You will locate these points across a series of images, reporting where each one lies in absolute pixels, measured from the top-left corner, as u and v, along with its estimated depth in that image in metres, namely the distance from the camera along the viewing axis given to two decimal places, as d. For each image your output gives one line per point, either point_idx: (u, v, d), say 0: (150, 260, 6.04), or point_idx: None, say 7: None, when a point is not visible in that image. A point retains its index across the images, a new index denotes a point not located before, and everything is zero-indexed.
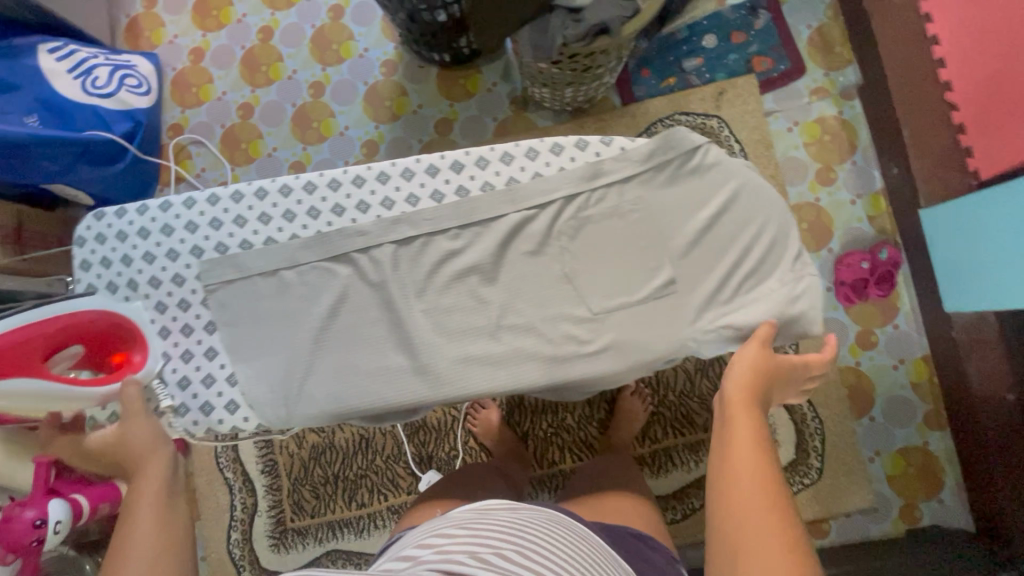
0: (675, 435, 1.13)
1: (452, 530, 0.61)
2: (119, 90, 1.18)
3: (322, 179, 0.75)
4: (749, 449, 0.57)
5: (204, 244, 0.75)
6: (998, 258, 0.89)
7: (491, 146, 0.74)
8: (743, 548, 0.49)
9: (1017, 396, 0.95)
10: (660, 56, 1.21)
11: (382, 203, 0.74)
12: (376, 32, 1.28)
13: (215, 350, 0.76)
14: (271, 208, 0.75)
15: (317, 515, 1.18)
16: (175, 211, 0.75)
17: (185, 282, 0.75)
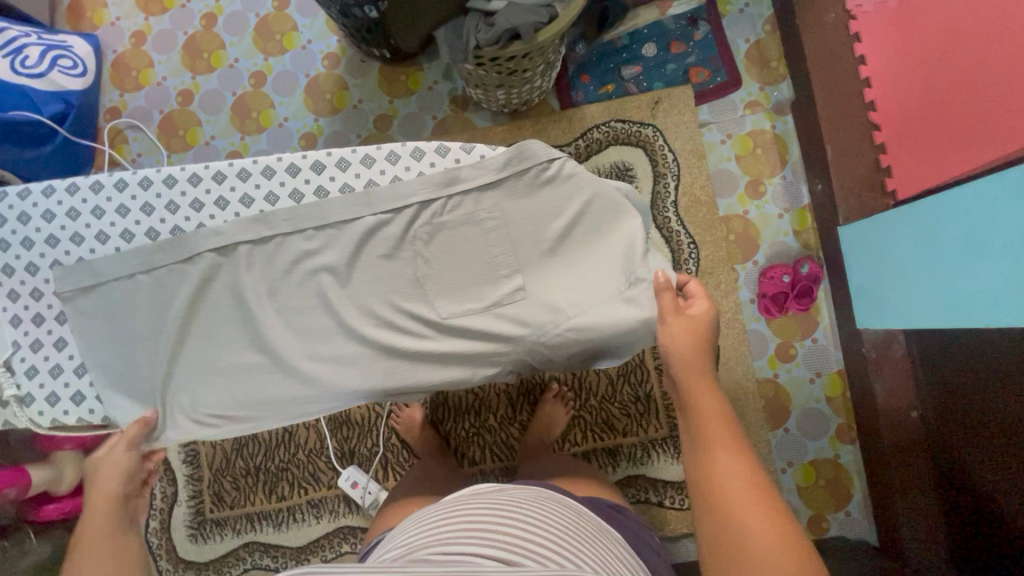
0: (594, 440, 1.14)
1: (441, 514, 0.63)
2: (50, 70, 1.17)
3: (203, 172, 0.77)
4: (718, 422, 0.59)
5: (60, 233, 0.77)
6: (905, 278, 0.91)
7: (353, 149, 0.77)
8: (726, 512, 0.50)
9: (919, 413, 0.99)
10: (600, 62, 1.22)
11: (241, 200, 0.77)
12: (320, 24, 1.27)
13: (65, 340, 0.77)
14: (130, 201, 0.77)
15: (236, 507, 1.18)
16: (33, 199, 0.77)
17: (39, 271, 0.77)
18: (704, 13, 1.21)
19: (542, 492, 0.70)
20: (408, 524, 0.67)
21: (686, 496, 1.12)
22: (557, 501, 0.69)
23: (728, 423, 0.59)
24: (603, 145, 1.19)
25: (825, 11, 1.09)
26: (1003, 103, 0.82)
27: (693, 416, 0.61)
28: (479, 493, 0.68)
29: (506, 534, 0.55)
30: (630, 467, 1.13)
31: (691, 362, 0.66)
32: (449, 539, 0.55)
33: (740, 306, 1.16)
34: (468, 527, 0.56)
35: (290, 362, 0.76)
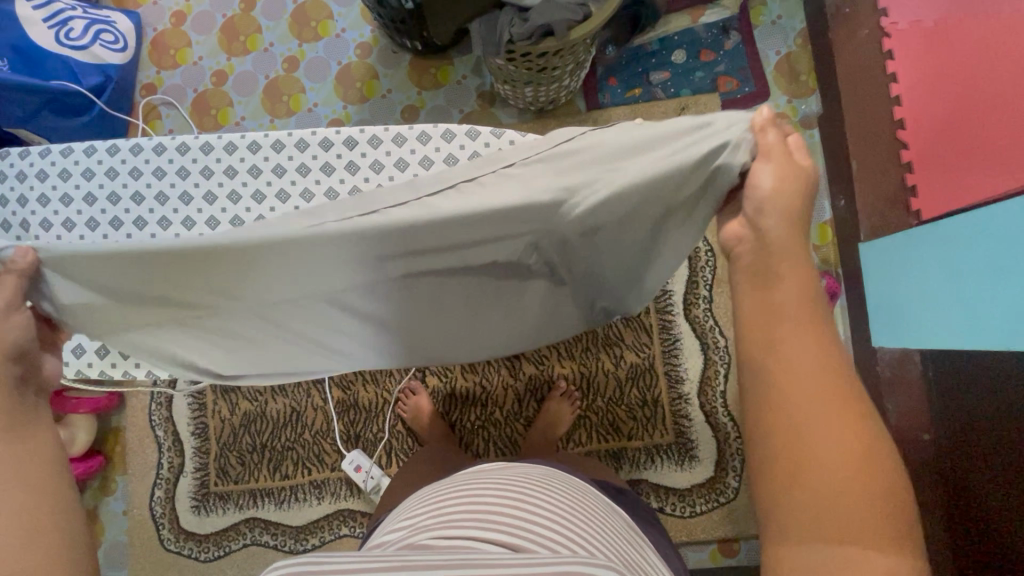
0: (599, 441, 1.14)
1: (445, 492, 0.64)
2: (92, 44, 1.20)
3: (241, 141, 0.79)
4: (806, 338, 0.46)
5: (98, 192, 0.79)
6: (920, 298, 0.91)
7: (385, 127, 0.79)
8: (801, 471, 0.44)
9: (932, 436, 0.98)
10: (628, 66, 1.23)
11: (274, 170, 0.79)
12: (355, 13, 1.30)
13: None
14: (167, 163, 0.79)
15: (240, 482, 1.19)
16: (75, 157, 0.79)
17: (75, 227, 0.79)
18: (736, 23, 1.21)
19: (545, 470, 0.71)
20: (411, 502, 0.68)
21: (688, 504, 1.12)
22: (557, 477, 0.69)
23: (817, 344, 0.46)
24: None
25: (859, 27, 1.09)
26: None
27: (770, 332, 0.47)
28: (480, 472, 0.69)
29: (507, 515, 0.55)
30: (633, 470, 1.13)
31: (782, 248, 0.48)
32: (452, 518, 0.55)
33: None
34: (472, 508, 0.56)
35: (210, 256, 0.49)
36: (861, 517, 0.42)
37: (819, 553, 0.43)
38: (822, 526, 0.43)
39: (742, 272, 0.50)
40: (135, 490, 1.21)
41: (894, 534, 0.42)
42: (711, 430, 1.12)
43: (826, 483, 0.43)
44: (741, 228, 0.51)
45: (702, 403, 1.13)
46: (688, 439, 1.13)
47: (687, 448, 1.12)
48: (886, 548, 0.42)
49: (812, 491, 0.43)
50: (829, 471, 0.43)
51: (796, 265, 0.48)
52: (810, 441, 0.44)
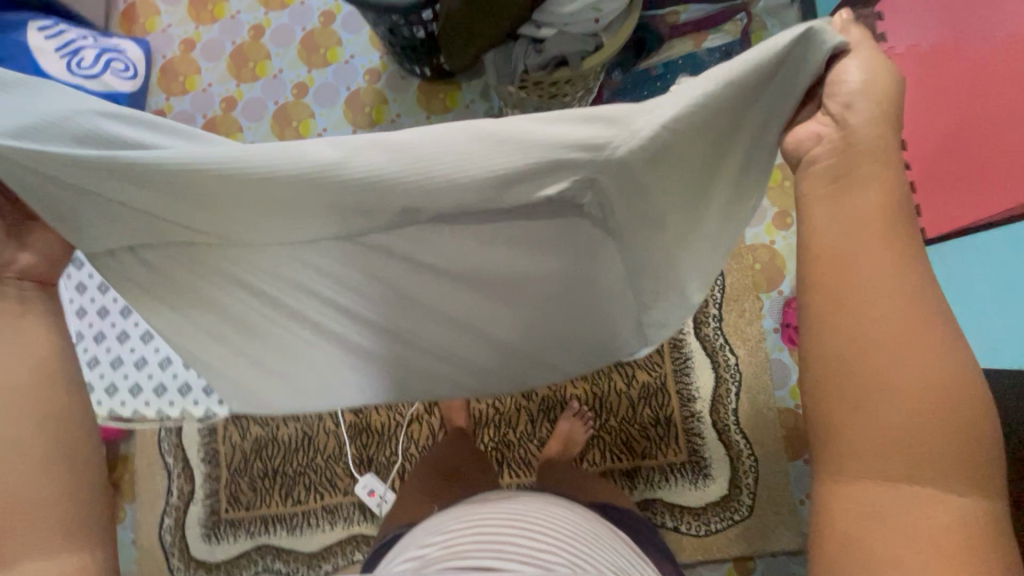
0: (613, 460, 1.14)
1: (456, 524, 0.64)
2: (103, 72, 1.21)
3: None
4: (880, 262, 0.43)
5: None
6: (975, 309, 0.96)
7: None
8: (866, 397, 0.43)
9: None
10: (634, 90, 1.25)
11: None
12: (364, 40, 1.32)
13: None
14: None
15: (251, 508, 1.18)
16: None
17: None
18: (737, 47, 1.24)
19: (545, 496, 0.74)
20: (421, 533, 0.68)
21: (702, 523, 1.12)
22: (563, 507, 0.71)
23: (897, 266, 0.44)
24: None
25: None
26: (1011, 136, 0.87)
27: (847, 255, 0.44)
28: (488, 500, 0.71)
29: (517, 540, 0.58)
30: (647, 489, 1.13)
31: (865, 154, 0.44)
32: (460, 552, 0.57)
33: (764, 335, 1.17)
34: (482, 542, 0.58)
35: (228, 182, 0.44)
36: (916, 449, 0.43)
37: (872, 477, 0.44)
38: (879, 455, 0.43)
39: (816, 183, 0.46)
40: (144, 518, 1.20)
41: (962, 469, 0.43)
42: (724, 447, 1.13)
43: (899, 419, 0.43)
44: (823, 127, 0.46)
45: (714, 420, 1.14)
46: (701, 457, 1.13)
47: (701, 466, 1.13)
48: (954, 486, 0.43)
49: (884, 427, 0.43)
50: (902, 405, 0.42)
51: (879, 174, 0.44)
52: (887, 376, 0.43)
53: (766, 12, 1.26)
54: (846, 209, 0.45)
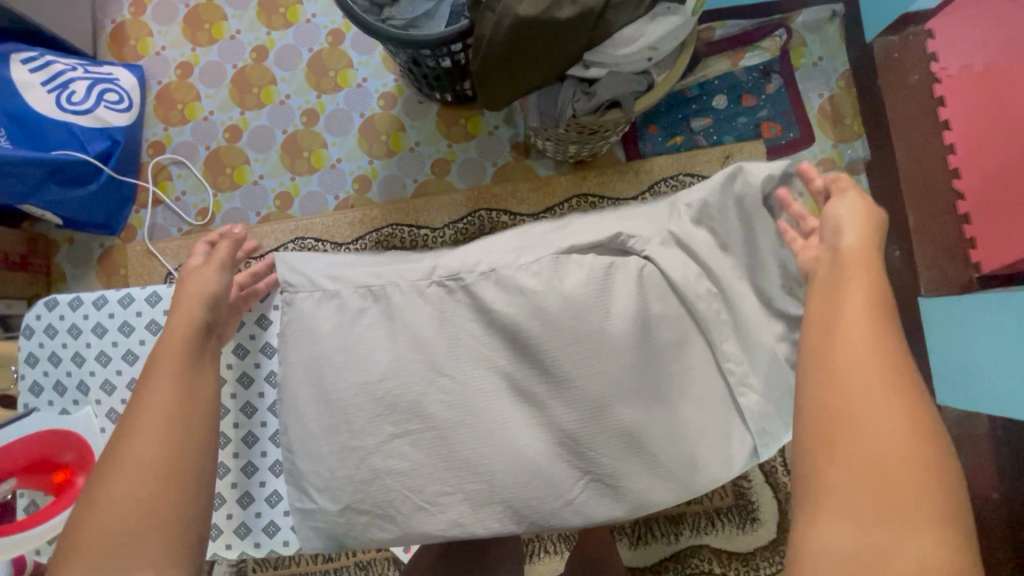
0: (657, 507, 1.10)
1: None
2: (97, 106, 1.12)
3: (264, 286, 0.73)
4: (862, 326, 0.46)
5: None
6: (1008, 369, 0.89)
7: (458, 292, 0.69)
8: (850, 438, 0.41)
9: (1002, 494, 0.97)
10: (668, 113, 1.18)
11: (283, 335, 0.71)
12: (377, 61, 1.23)
13: (225, 464, 0.72)
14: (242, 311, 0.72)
15: (279, 567, 1.13)
16: (136, 307, 0.71)
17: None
18: (776, 65, 1.17)
19: None
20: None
21: (751, 568, 1.08)
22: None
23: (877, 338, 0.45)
24: None
25: (908, 72, 1.06)
26: None
27: (831, 328, 0.47)
28: None
29: None
30: (693, 535, 1.09)
31: (852, 260, 0.51)
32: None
33: None
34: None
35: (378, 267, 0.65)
36: (916, 509, 0.38)
37: (872, 536, 0.38)
38: (871, 508, 0.39)
39: (822, 284, 0.51)
40: None
41: (959, 526, 0.38)
42: (772, 490, 1.09)
43: (876, 459, 0.40)
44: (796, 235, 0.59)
45: (761, 462, 1.10)
46: (748, 501, 1.09)
47: (748, 510, 1.09)
48: (956, 556, 0.37)
49: (857, 466, 0.40)
50: (876, 446, 0.40)
51: (863, 273, 0.49)
52: (861, 413, 0.42)
53: (804, 26, 1.18)
54: (837, 293, 0.49)
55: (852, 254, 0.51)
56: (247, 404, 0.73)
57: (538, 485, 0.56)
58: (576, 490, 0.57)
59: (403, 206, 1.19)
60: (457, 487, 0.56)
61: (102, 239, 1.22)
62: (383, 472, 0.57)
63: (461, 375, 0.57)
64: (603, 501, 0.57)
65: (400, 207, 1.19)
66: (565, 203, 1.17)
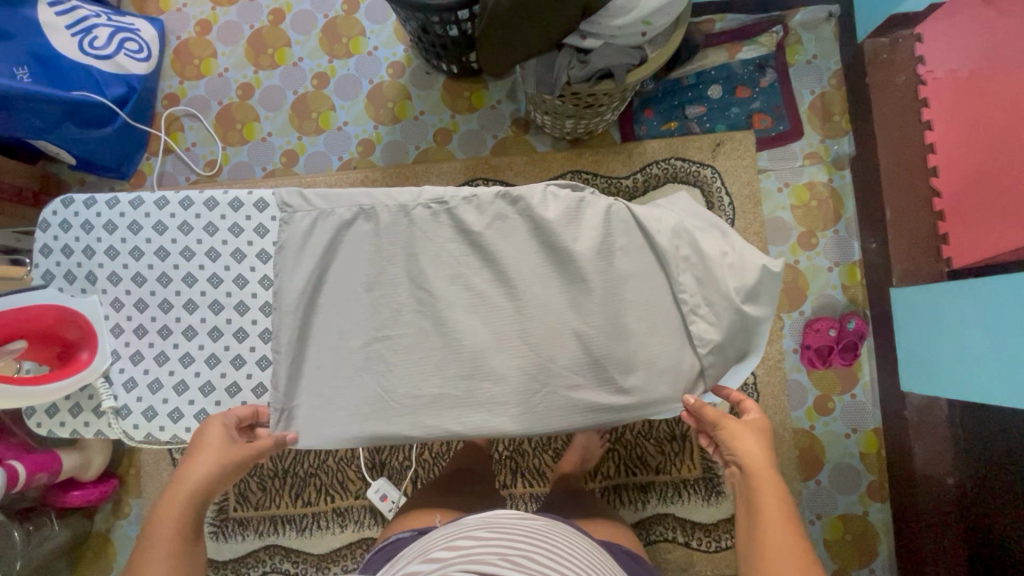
0: (627, 474, 1.14)
1: (483, 532, 0.60)
2: (117, 53, 1.17)
3: (250, 198, 0.74)
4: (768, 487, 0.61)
5: (171, 246, 0.74)
6: (968, 360, 0.92)
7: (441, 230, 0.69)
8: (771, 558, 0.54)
9: (956, 480, 1.01)
10: (665, 99, 1.23)
11: (262, 249, 0.74)
12: (388, 31, 1.27)
13: (216, 357, 0.74)
14: (244, 220, 0.75)
15: (260, 508, 1.17)
16: (146, 209, 0.75)
17: (171, 283, 0.75)
18: (771, 60, 1.22)
19: (547, 521, 0.68)
20: (440, 539, 0.63)
21: (713, 539, 1.12)
22: (575, 532, 0.69)
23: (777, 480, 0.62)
24: (661, 181, 1.20)
25: (897, 73, 1.10)
26: None
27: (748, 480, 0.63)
28: (498, 518, 0.66)
29: (509, 564, 0.52)
30: (660, 504, 1.14)
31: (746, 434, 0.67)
32: (476, 553, 0.55)
33: (782, 355, 1.16)
34: (507, 548, 0.56)
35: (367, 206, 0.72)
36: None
37: None
38: None
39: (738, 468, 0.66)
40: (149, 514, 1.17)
41: None
42: None
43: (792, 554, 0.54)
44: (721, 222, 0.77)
45: None
46: (715, 474, 1.13)
47: (714, 483, 1.13)
48: None
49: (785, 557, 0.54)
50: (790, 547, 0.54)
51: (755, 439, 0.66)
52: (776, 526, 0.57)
53: (802, 24, 1.24)
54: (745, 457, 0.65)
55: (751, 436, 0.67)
56: (242, 302, 0.74)
57: (498, 396, 0.66)
58: (534, 409, 0.66)
59: (402, 170, 1.23)
60: (433, 396, 0.67)
61: (113, 183, 1.27)
62: (375, 369, 0.68)
63: (445, 298, 0.68)
64: (557, 418, 0.67)
65: (400, 171, 1.23)
66: (560, 177, 1.22)
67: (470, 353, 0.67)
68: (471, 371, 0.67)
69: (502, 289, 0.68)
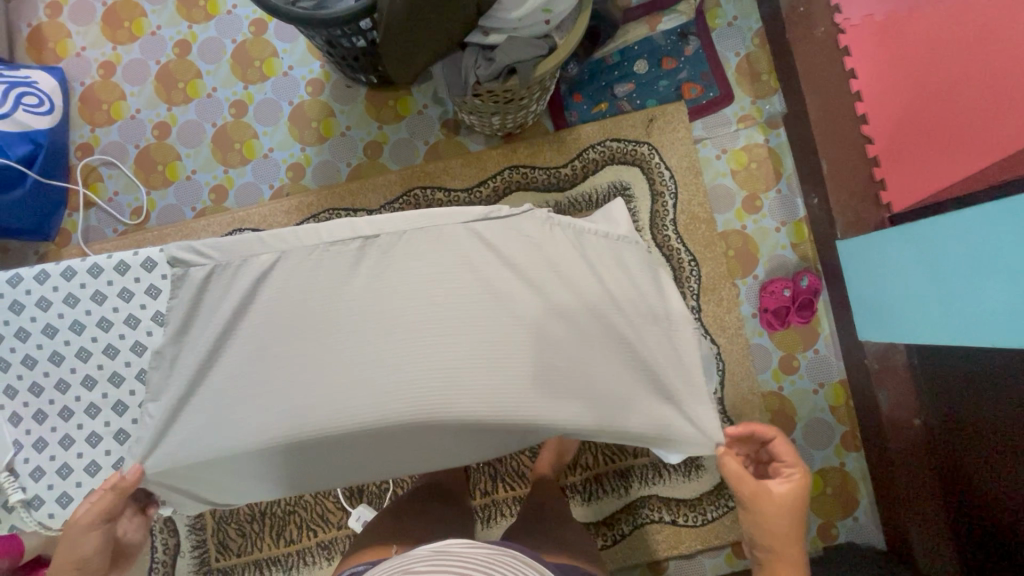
0: (606, 463, 1.14)
1: (424, 563, 0.60)
2: (15, 109, 1.10)
3: (135, 258, 0.74)
4: None
5: (58, 322, 0.73)
6: (912, 303, 0.91)
7: (342, 262, 0.65)
8: None
9: (922, 421, 1.00)
10: (593, 81, 1.21)
11: (155, 314, 0.74)
12: (301, 48, 1.23)
13: (125, 431, 0.73)
14: (133, 283, 0.74)
15: (243, 554, 1.15)
16: (25, 286, 0.73)
17: (64, 360, 0.74)
18: (693, 27, 1.21)
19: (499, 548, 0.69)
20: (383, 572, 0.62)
21: (699, 513, 1.13)
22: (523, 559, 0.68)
23: None
24: (599, 165, 1.19)
25: (815, 24, 1.08)
26: (980, 118, 0.81)
27: None
28: (451, 547, 0.66)
29: None
30: (642, 487, 1.14)
31: (784, 559, 0.68)
32: None
33: (742, 321, 1.17)
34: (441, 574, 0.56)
35: (262, 262, 0.65)
36: None
37: None
38: None
39: (767, 502, 0.69)
40: None
41: None
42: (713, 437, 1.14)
43: None
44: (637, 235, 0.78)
45: None
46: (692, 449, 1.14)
47: (693, 459, 1.13)
48: None
49: None
50: None
51: (792, 534, 0.68)
52: (784, 564, 0.68)
53: None
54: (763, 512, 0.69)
55: (783, 536, 0.68)
56: (144, 370, 0.74)
57: None
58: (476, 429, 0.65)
59: (337, 190, 1.19)
60: None
61: (36, 246, 1.21)
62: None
63: None
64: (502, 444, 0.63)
65: (335, 192, 1.19)
66: (496, 177, 1.19)
67: None
68: (376, 405, 0.59)
69: (412, 308, 0.63)
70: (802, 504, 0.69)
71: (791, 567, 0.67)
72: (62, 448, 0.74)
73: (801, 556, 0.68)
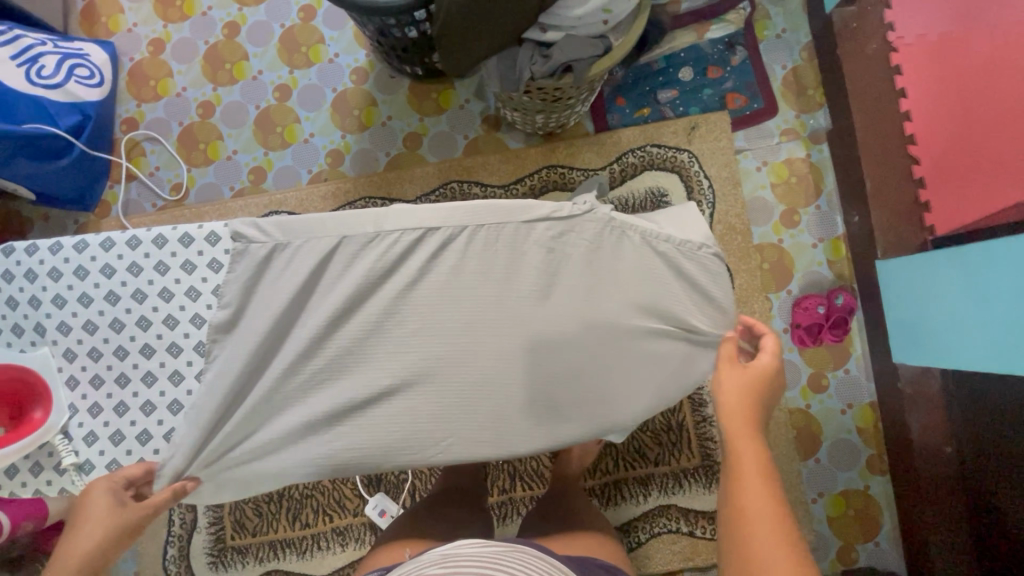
0: (626, 468, 1.13)
1: (434, 568, 0.60)
2: (67, 80, 1.13)
3: (199, 232, 0.75)
4: (761, 482, 0.53)
5: (121, 290, 0.75)
6: (955, 328, 0.89)
7: (403, 250, 0.67)
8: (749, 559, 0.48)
9: (954, 449, 0.99)
10: (637, 86, 1.21)
11: (215, 287, 0.74)
12: (348, 36, 1.24)
13: (179, 402, 0.74)
14: (195, 256, 0.75)
15: (258, 534, 1.15)
16: (92, 253, 0.75)
17: (124, 328, 0.75)
18: (740, 38, 1.20)
19: (516, 545, 0.68)
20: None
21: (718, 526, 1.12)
22: (541, 556, 0.67)
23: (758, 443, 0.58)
24: (638, 170, 1.18)
25: (866, 41, 1.07)
26: None
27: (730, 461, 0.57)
28: (462, 548, 0.65)
29: None
30: (661, 496, 1.13)
31: (738, 418, 0.60)
32: None
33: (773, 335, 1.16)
34: None
35: (320, 245, 0.67)
36: None
37: None
38: None
39: (730, 374, 0.65)
40: (145, 547, 1.16)
41: None
42: None
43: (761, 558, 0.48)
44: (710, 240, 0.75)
45: None
46: (714, 461, 1.13)
47: (714, 471, 1.12)
48: None
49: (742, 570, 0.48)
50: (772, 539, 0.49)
51: (749, 397, 0.62)
52: (740, 427, 0.60)
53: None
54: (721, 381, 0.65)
55: (740, 399, 0.62)
56: (201, 342, 0.75)
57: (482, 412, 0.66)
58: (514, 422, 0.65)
59: (375, 179, 1.20)
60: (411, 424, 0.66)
61: (76, 215, 1.23)
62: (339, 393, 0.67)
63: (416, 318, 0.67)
64: None
65: (373, 180, 1.20)
66: (533, 175, 1.19)
67: (452, 374, 0.67)
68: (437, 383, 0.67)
69: None
70: (770, 381, 0.65)
71: (748, 429, 0.59)
72: (116, 415, 0.75)
73: (757, 420, 0.61)
